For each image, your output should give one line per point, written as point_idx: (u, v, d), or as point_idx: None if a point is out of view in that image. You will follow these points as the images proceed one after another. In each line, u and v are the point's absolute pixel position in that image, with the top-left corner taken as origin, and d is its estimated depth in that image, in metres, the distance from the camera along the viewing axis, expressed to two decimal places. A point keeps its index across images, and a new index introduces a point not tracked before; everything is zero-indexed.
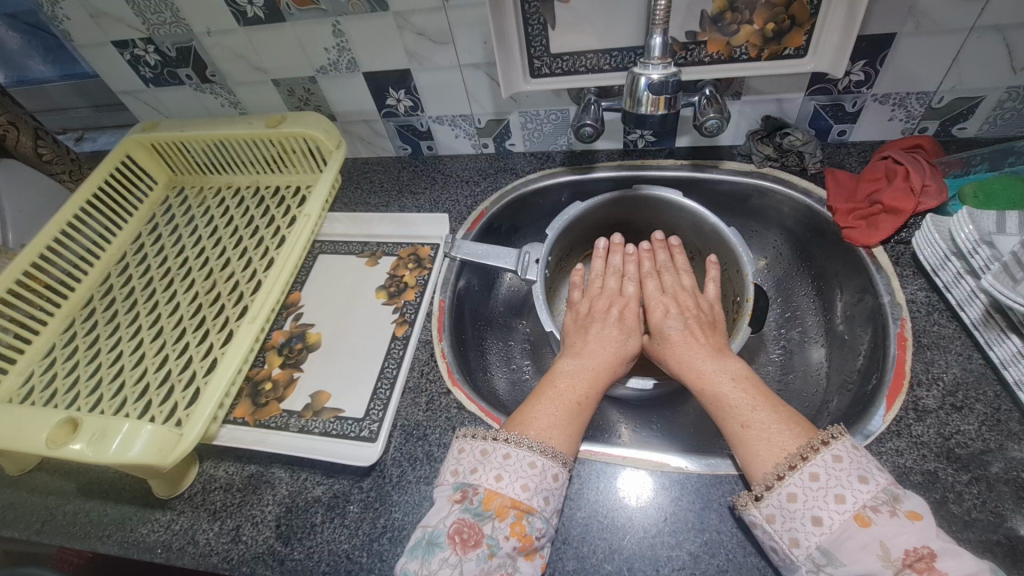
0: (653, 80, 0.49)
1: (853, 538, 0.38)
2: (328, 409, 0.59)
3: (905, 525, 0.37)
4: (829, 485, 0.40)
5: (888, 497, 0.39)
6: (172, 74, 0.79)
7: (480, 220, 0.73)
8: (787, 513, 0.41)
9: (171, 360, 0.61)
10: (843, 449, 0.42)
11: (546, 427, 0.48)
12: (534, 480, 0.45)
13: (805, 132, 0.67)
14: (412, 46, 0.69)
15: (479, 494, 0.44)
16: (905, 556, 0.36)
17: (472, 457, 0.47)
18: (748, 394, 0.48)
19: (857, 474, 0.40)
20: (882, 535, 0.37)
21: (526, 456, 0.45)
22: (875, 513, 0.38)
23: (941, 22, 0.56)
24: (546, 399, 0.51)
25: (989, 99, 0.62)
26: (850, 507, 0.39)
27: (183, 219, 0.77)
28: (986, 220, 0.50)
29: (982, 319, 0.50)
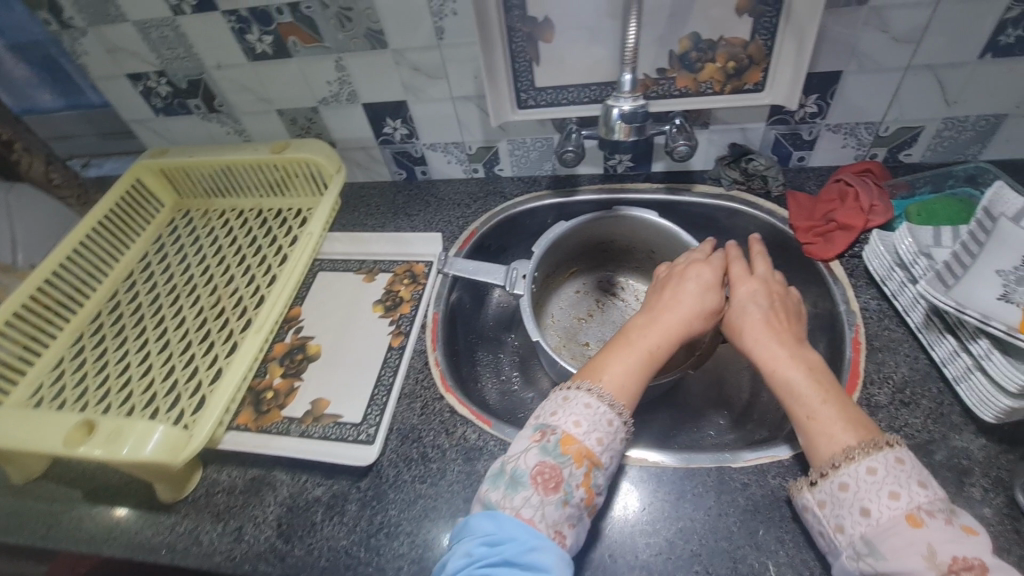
0: (623, 111, 0.55)
1: (902, 536, 0.38)
2: (327, 415, 0.62)
3: (958, 534, 0.38)
4: (884, 480, 0.41)
5: (943, 506, 0.40)
6: (181, 104, 0.85)
7: (470, 240, 0.79)
8: (837, 500, 0.43)
9: (177, 370, 0.64)
10: (906, 456, 0.42)
11: (619, 386, 0.52)
12: (608, 436, 0.48)
13: (768, 158, 0.74)
14: (408, 81, 0.75)
15: (557, 435, 0.48)
16: (952, 562, 0.36)
17: (554, 403, 0.51)
18: (819, 387, 0.48)
19: (917, 478, 0.41)
20: (931, 538, 0.38)
21: (605, 411, 0.49)
22: (928, 516, 0.39)
23: (879, 62, 0.64)
24: (625, 357, 0.54)
25: (929, 129, 0.70)
26: (903, 506, 0.40)
27: (188, 239, 0.81)
28: (923, 235, 0.56)
29: (924, 323, 0.55)
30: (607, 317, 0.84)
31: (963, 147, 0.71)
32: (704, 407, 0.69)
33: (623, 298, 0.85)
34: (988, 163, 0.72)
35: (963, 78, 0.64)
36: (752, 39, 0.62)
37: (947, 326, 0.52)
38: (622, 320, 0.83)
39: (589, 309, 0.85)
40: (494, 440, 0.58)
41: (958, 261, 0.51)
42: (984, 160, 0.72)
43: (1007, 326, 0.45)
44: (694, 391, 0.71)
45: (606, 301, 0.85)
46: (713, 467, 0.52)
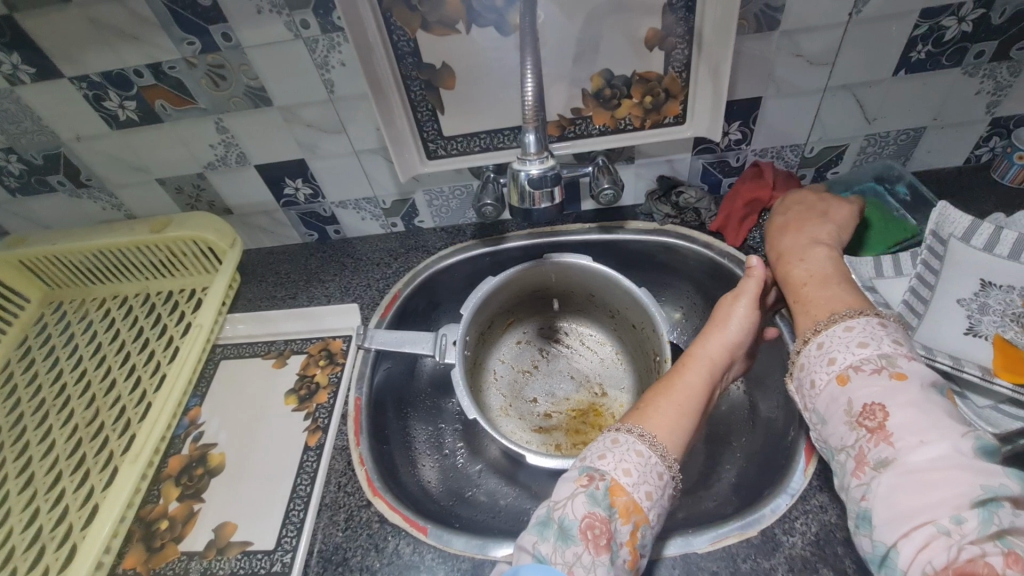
0: (532, 175, 0.48)
1: (831, 395, 0.41)
2: (234, 544, 0.53)
3: (880, 383, 0.39)
4: (827, 349, 0.43)
5: (878, 358, 0.40)
6: (41, 181, 0.73)
7: (393, 304, 0.71)
8: (799, 375, 0.45)
9: (43, 514, 0.53)
10: (860, 324, 0.43)
11: (670, 428, 0.46)
12: (657, 489, 0.43)
13: (698, 188, 0.70)
14: (303, 138, 0.67)
15: (606, 482, 0.42)
16: (862, 412, 0.39)
17: (601, 445, 0.45)
18: (816, 278, 0.51)
19: (858, 340, 0.42)
20: (852, 392, 0.40)
21: (657, 463, 0.44)
22: (856, 372, 0.41)
23: (797, 86, 0.61)
24: (671, 390, 0.49)
25: (853, 147, 0.68)
26: (836, 368, 0.42)
27: (61, 338, 0.70)
28: (865, 267, 0.53)
29: None
30: (552, 367, 0.78)
31: (888, 161, 0.70)
32: None
33: (568, 343, 0.80)
34: (912, 174, 0.72)
35: (880, 96, 0.62)
36: (667, 72, 0.58)
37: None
38: (570, 368, 0.77)
39: (532, 360, 0.79)
40: (432, 551, 0.50)
41: (918, 296, 0.50)
42: (908, 172, 0.72)
43: (982, 373, 0.44)
44: None
45: (550, 349, 0.79)
46: (678, 554, 0.47)
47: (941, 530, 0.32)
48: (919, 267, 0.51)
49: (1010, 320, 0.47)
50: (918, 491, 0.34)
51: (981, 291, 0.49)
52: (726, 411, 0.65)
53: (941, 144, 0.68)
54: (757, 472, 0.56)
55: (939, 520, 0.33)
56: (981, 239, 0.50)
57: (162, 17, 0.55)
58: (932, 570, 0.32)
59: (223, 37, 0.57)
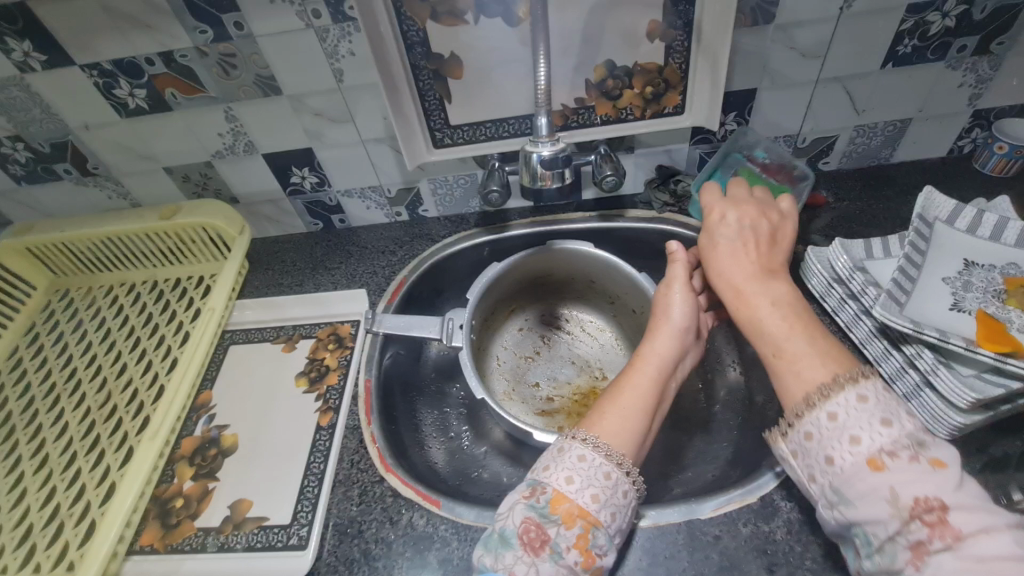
0: (544, 156, 0.50)
1: (866, 484, 0.35)
2: (250, 520, 0.54)
3: (922, 475, 0.34)
4: (845, 426, 0.37)
5: (909, 442, 0.35)
6: (47, 170, 0.73)
7: (400, 290, 0.73)
8: (806, 449, 0.39)
9: (59, 492, 0.54)
10: (872, 391, 0.38)
11: (615, 431, 0.46)
12: (604, 492, 0.43)
13: (696, 178, 0.73)
14: (311, 127, 0.68)
15: (547, 494, 0.43)
16: (914, 504, 0.33)
17: (548, 455, 0.46)
18: (788, 323, 0.45)
19: (879, 416, 0.37)
20: (893, 480, 0.34)
21: (602, 465, 0.44)
22: (892, 458, 0.35)
23: (790, 77, 0.64)
24: (616, 398, 0.49)
25: (842, 137, 0.71)
26: (863, 451, 0.36)
27: (69, 324, 0.70)
28: (856, 248, 0.56)
29: (868, 338, 0.54)
30: (553, 354, 0.80)
31: (875, 151, 0.73)
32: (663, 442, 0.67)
33: (569, 330, 0.82)
34: (898, 164, 0.75)
35: (869, 88, 0.65)
36: (667, 63, 0.61)
37: (893, 341, 0.51)
38: (571, 354, 0.80)
39: (534, 346, 0.80)
40: (445, 523, 0.52)
41: (907, 275, 0.52)
42: (894, 162, 0.75)
43: (967, 342, 0.45)
44: None
45: (550, 335, 0.81)
46: (683, 521, 0.49)
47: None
48: (908, 247, 0.53)
49: (991, 295, 0.51)
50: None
51: (964, 269, 0.53)
52: (723, 391, 0.68)
53: (926, 135, 0.71)
54: (754, 445, 0.58)
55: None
56: (962, 223, 0.55)
57: (175, 6, 0.56)
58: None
59: (235, 26, 0.58)
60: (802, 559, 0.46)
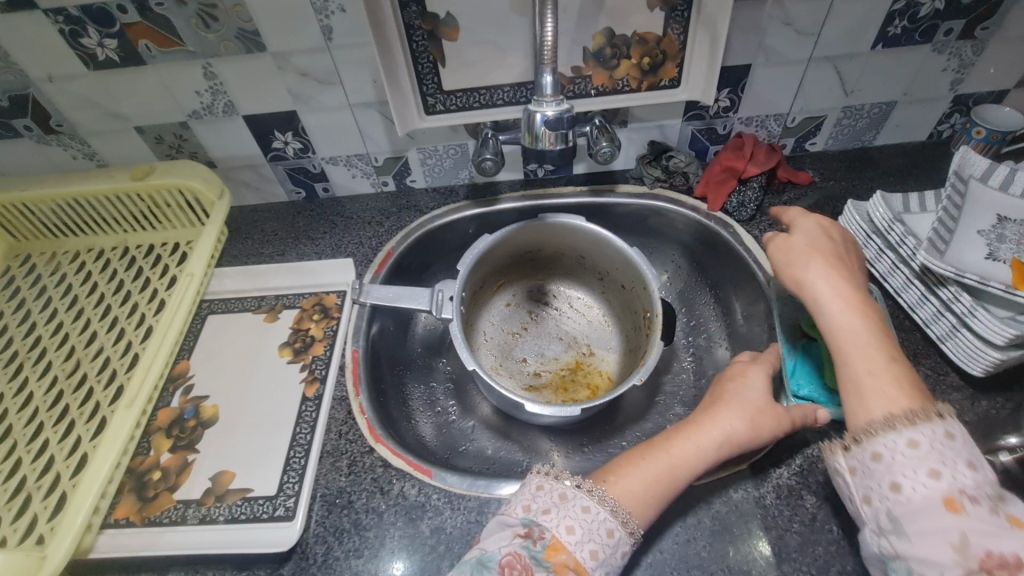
0: (548, 117, 0.48)
1: (929, 508, 0.36)
2: (232, 492, 0.52)
3: (1001, 530, 0.34)
4: (888, 470, 0.38)
5: (991, 496, 0.36)
6: (4, 125, 0.68)
7: (387, 262, 0.71)
8: (869, 471, 0.39)
9: (25, 464, 0.51)
10: (960, 433, 0.38)
11: (632, 501, 0.44)
12: (602, 549, 0.41)
13: (687, 155, 0.73)
14: (296, 88, 0.65)
15: (545, 540, 0.41)
16: (987, 559, 0.33)
17: (548, 496, 0.43)
18: (880, 345, 0.44)
19: (925, 469, 0.37)
20: (966, 526, 0.34)
21: (605, 521, 0.42)
22: (970, 502, 0.35)
23: (785, 55, 0.64)
24: (649, 468, 0.46)
25: (830, 118, 0.72)
26: (940, 488, 0.36)
27: (31, 291, 0.66)
28: (896, 201, 0.59)
29: (903, 286, 0.57)
30: (542, 329, 0.79)
31: (860, 134, 0.75)
32: (650, 416, 0.67)
33: (557, 306, 0.81)
34: (880, 147, 0.77)
35: (859, 68, 0.66)
36: (665, 34, 0.60)
37: (929, 284, 0.54)
38: (558, 330, 0.79)
39: (522, 322, 0.80)
40: (437, 492, 0.51)
41: (945, 226, 0.54)
42: (877, 145, 0.77)
43: (1005, 286, 0.48)
44: (637, 399, 0.69)
45: (539, 311, 0.81)
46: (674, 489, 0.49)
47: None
48: (945, 201, 0.55)
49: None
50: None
51: (997, 223, 0.54)
52: (711, 368, 0.69)
53: (909, 119, 0.73)
54: None
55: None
56: (997, 180, 0.56)
57: None
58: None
59: None
60: (790, 523, 0.47)
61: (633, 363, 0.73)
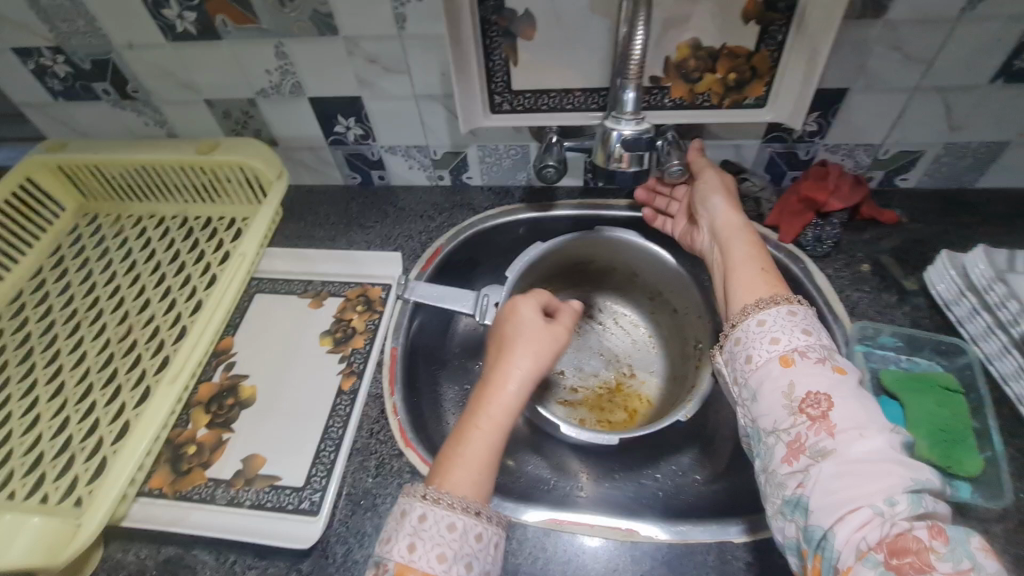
0: (625, 135, 0.46)
1: (770, 372, 0.43)
2: (261, 477, 0.52)
3: (825, 372, 0.41)
4: (769, 329, 0.45)
5: (824, 349, 0.43)
6: (86, 88, 0.70)
7: (435, 259, 0.70)
8: (735, 355, 0.47)
9: (73, 423, 0.53)
10: (800, 310, 0.46)
11: (467, 485, 0.42)
12: (450, 548, 0.39)
13: (761, 179, 0.69)
14: (363, 74, 0.64)
15: (390, 571, 0.38)
16: (804, 399, 0.40)
17: (391, 522, 0.41)
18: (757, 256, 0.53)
19: (768, 337, 0.45)
20: (795, 376, 0.42)
21: (445, 518, 0.40)
22: (800, 356, 0.43)
23: (889, 82, 0.58)
24: (467, 455, 0.44)
25: (928, 154, 0.65)
26: (779, 349, 0.44)
27: (95, 252, 0.68)
28: (1000, 258, 0.53)
29: (998, 353, 0.53)
30: (583, 343, 0.76)
31: (961, 174, 0.68)
32: (690, 451, 0.64)
33: (601, 321, 0.78)
34: (981, 190, 0.69)
35: (972, 103, 0.59)
36: (758, 49, 0.55)
37: None
38: (600, 346, 0.76)
39: None
40: None
41: None
42: (978, 188, 0.69)
43: None
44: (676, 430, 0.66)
45: (582, 324, 0.77)
46: (713, 541, 0.46)
47: (877, 512, 0.34)
48: None
49: None
50: (857, 481, 0.36)
51: None
52: None
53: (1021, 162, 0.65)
54: None
55: (875, 503, 0.35)
56: None
57: None
58: (867, 547, 0.34)
59: None
60: None
61: (677, 392, 0.70)
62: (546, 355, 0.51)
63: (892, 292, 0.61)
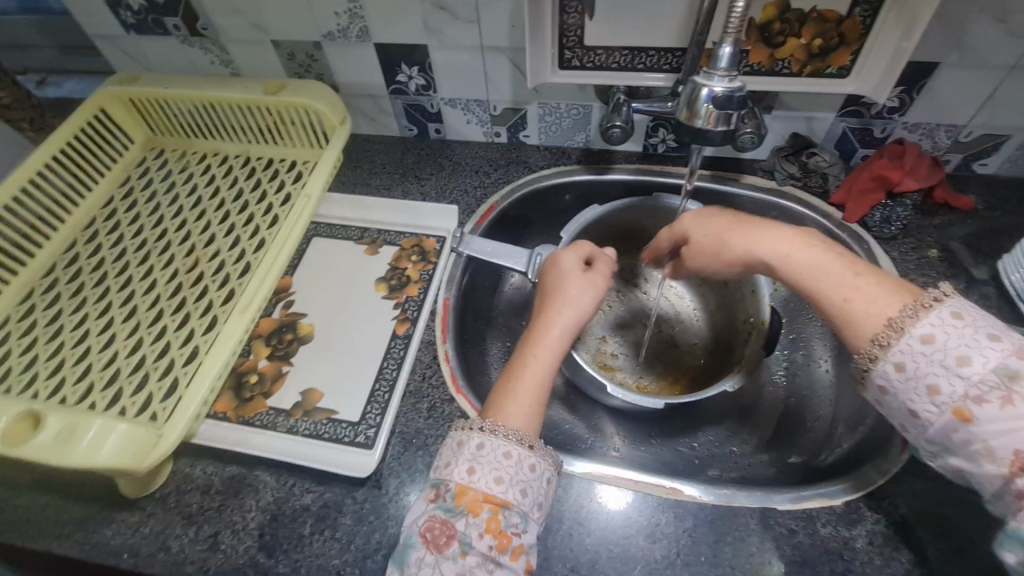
0: (716, 93, 0.44)
1: (952, 427, 0.38)
2: (319, 410, 0.54)
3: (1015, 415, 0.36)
4: (945, 347, 0.39)
5: (998, 379, 0.37)
6: (157, 22, 0.70)
7: (489, 215, 0.70)
8: (897, 382, 0.40)
9: (145, 345, 0.56)
10: (965, 310, 0.40)
11: (520, 417, 0.46)
12: (507, 472, 0.43)
13: (831, 155, 0.66)
14: (431, 21, 0.63)
15: (451, 490, 0.42)
16: (1013, 459, 0.35)
17: (449, 450, 0.45)
18: (847, 268, 0.45)
19: (955, 355, 0.38)
20: (985, 433, 0.37)
21: (501, 446, 0.44)
22: (977, 407, 0.37)
23: (985, 58, 0.55)
24: (519, 384, 0.48)
25: (1015, 139, 0.62)
26: (946, 401, 0.38)
27: (161, 185, 0.70)
28: None
29: None
30: (627, 310, 0.76)
31: None
32: (729, 422, 0.64)
33: (646, 290, 0.77)
34: None
35: None
36: (850, 14, 0.53)
37: None
38: (644, 315, 0.76)
39: (608, 300, 0.77)
40: None
41: None
42: None
43: None
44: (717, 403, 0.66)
45: (627, 292, 0.78)
46: (757, 507, 0.47)
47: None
48: None
49: None
50: None
51: None
52: (807, 388, 0.65)
53: None
54: (838, 454, 0.56)
55: None
56: None
57: None
58: None
59: None
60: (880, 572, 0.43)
61: (720, 365, 0.70)
62: (593, 294, 0.55)
63: (958, 280, 0.59)
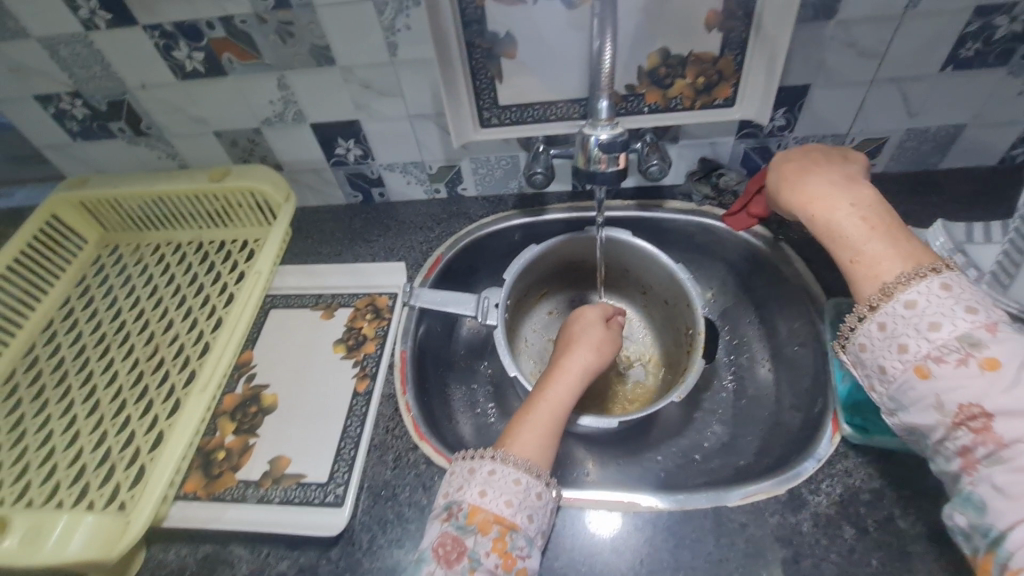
0: (602, 139, 0.51)
1: (911, 387, 0.42)
2: (288, 476, 0.56)
3: (970, 376, 0.40)
4: (923, 313, 0.43)
5: (960, 345, 0.41)
6: (102, 127, 0.75)
7: (436, 267, 0.74)
8: (877, 341, 0.45)
9: (110, 437, 0.57)
10: (954, 283, 0.43)
11: (529, 446, 0.50)
12: (516, 497, 0.46)
13: (738, 172, 0.73)
14: (360, 99, 0.68)
15: (464, 510, 0.46)
16: (959, 411, 0.40)
17: (460, 475, 0.48)
18: (865, 222, 0.49)
19: (927, 322, 0.42)
20: (939, 388, 0.41)
21: (512, 473, 0.47)
22: (937, 365, 0.41)
23: (847, 76, 0.63)
24: (533, 417, 0.53)
25: (892, 140, 0.70)
26: (910, 359, 0.42)
27: (117, 280, 0.73)
28: (958, 230, 0.58)
29: None
30: None
31: (922, 157, 0.72)
32: (686, 431, 0.68)
33: None
34: (945, 171, 0.74)
35: (926, 91, 0.64)
36: (722, 54, 0.60)
37: None
38: None
39: None
40: None
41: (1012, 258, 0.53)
42: (942, 169, 0.74)
43: None
44: (673, 416, 0.70)
45: None
46: (709, 506, 0.50)
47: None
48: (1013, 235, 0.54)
49: None
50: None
51: None
52: (752, 389, 0.69)
53: (978, 143, 0.70)
54: (782, 445, 0.60)
55: None
56: None
57: None
58: None
59: None
60: (826, 552, 0.47)
61: (672, 379, 0.73)
62: (604, 352, 0.61)
63: None
